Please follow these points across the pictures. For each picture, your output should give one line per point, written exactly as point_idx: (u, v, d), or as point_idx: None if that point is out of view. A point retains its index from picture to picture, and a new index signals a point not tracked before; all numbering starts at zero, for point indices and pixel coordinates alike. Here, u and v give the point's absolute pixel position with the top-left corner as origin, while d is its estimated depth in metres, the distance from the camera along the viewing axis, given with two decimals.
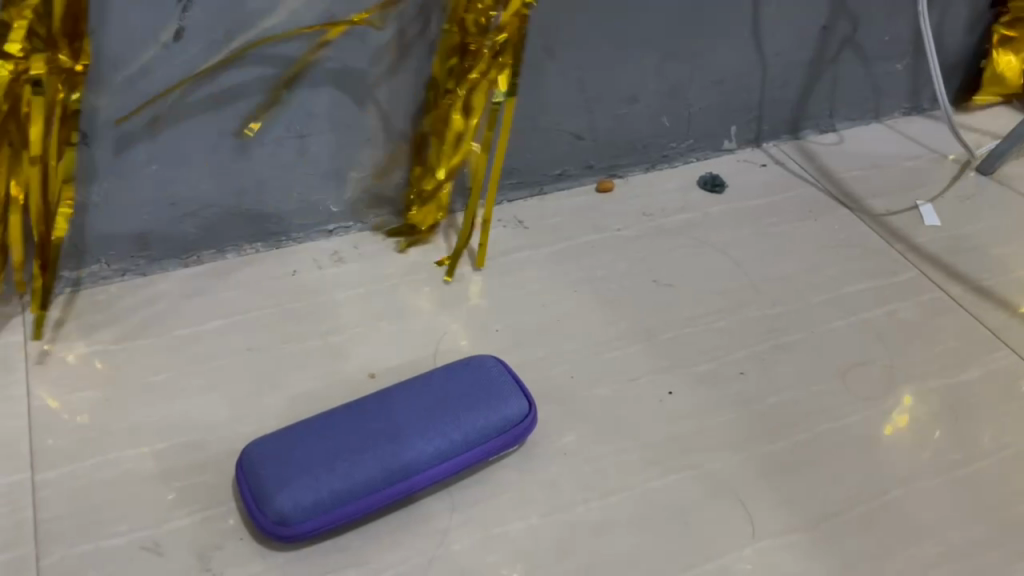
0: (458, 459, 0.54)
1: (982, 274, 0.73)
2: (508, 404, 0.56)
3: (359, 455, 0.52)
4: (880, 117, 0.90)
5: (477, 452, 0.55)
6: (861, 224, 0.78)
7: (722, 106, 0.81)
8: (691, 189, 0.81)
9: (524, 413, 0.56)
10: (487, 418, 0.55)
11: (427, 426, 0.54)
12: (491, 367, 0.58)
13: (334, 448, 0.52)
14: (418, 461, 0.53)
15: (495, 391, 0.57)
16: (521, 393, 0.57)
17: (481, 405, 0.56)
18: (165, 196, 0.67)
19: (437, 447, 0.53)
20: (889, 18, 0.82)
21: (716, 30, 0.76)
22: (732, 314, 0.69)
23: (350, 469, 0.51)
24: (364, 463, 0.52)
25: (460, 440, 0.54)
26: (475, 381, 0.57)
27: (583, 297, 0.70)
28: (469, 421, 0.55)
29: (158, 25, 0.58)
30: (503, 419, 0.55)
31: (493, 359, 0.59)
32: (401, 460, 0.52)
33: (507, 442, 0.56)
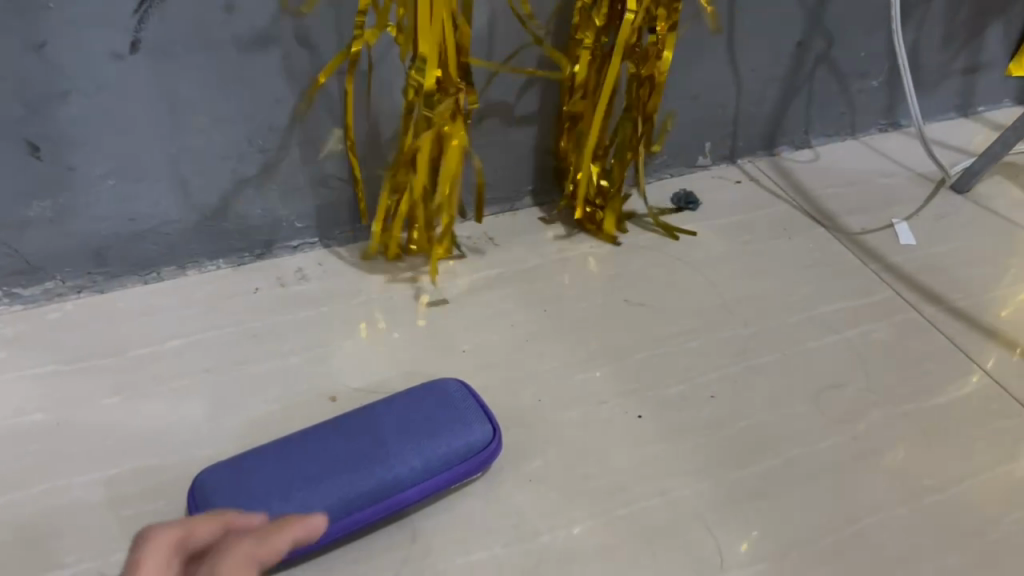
0: (420, 487, 0.52)
1: (956, 295, 0.72)
2: (472, 430, 0.55)
3: (315, 484, 0.50)
4: (856, 133, 0.89)
5: (440, 480, 0.53)
6: (836, 242, 0.77)
7: (696, 122, 0.80)
8: (664, 205, 0.80)
9: (488, 439, 0.55)
10: (450, 444, 0.53)
11: (388, 453, 0.52)
12: (456, 393, 0.57)
13: (291, 477, 0.50)
14: (378, 490, 0.51)
15: (459, 417, 0.55)
16: (486, 418, 0.56)
17: (445, 431, 0.54)
18: (122, 211, 0.65)
19: (398, 475, 0.52)
20: (865, 35, 0.81)
21: (689, 47, 0.75)
22: (704, 335, 0.68)
23: (306, 498, 0.49)
24: (321, 492, 0.50)
25: (422, 467, 0.52)
26: (440, 407, 0.55)
27: (553, 316, 0.69)
28: (432, 448, 0.53)
29: (115, 36, 0.57)
30: (467, 445, 0.54)
31: (458, 384, 0.58)
32: (360, 489, 0.50)
33: (470, 469, 0.54)
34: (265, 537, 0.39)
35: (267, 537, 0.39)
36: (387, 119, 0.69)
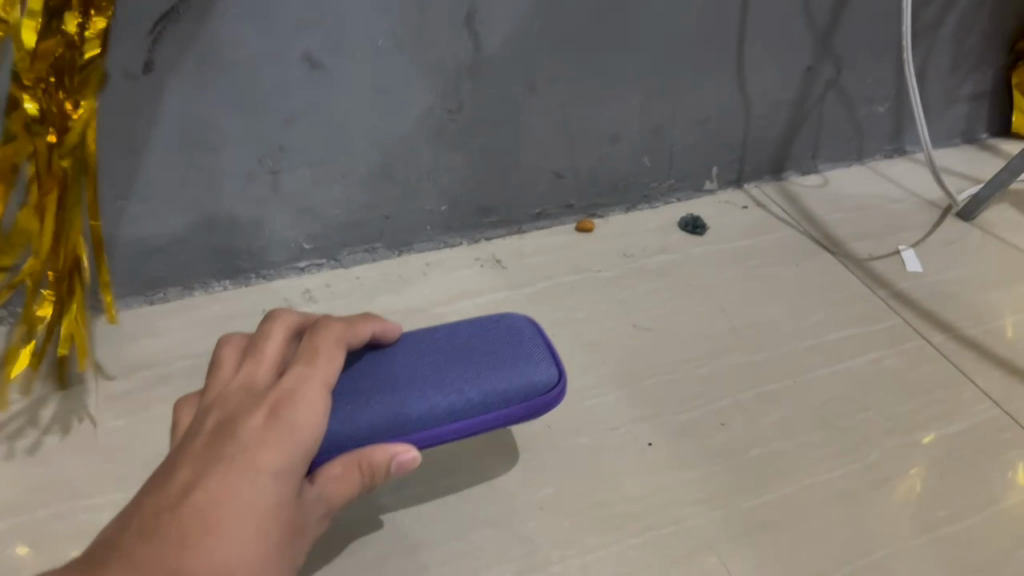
0: (469, 422, 0.46)
1: (965, 323, 0.72)
2: (537, 368, 0.48)
3: (360, 400, 0.45)
4: (863, 158, 0.89)
5: (495, 418, 0.47)
6: (844, 268, 0.77)
7: (704, 147, 0.80)
8: (672, 229, 0.80)
9: (553, 381, 0.48)
10: (512, 380, 0.47)
11: (443, 380, 0.47)
12: (522, 327, 0.51)
13: (338, 390, 0.46)
14: (424, 418, 0.45)
15: (524, 354, 0.49)
16: (550, 358, 0.50)
17: (506, 365, 0.48)
18: (131, 230, 0.64)
19: (450, 403, 0.46)
20: (873, 62, 0.82)
21: (700, 73, 0.75)
22: (712, 362, 0.67)
23: (350, 412, 0.44)
24: (366, 409, 0.45)
25: (478, 399, 0.47)
26: (503, 339, 0.50)
27: (563, 341, 0.68)
28: (492, 381, 0.47)
29: (130, 55, 0.56)
30: (530, 384, 0.48)
31: (525, 320, 0.52)
32: (407, 412, 0.45)
33: (530, 410, 0.48)
34: (351, 324, 0.48)
35: (353, 324, 0.48)
36: (398, 140, 0.68)
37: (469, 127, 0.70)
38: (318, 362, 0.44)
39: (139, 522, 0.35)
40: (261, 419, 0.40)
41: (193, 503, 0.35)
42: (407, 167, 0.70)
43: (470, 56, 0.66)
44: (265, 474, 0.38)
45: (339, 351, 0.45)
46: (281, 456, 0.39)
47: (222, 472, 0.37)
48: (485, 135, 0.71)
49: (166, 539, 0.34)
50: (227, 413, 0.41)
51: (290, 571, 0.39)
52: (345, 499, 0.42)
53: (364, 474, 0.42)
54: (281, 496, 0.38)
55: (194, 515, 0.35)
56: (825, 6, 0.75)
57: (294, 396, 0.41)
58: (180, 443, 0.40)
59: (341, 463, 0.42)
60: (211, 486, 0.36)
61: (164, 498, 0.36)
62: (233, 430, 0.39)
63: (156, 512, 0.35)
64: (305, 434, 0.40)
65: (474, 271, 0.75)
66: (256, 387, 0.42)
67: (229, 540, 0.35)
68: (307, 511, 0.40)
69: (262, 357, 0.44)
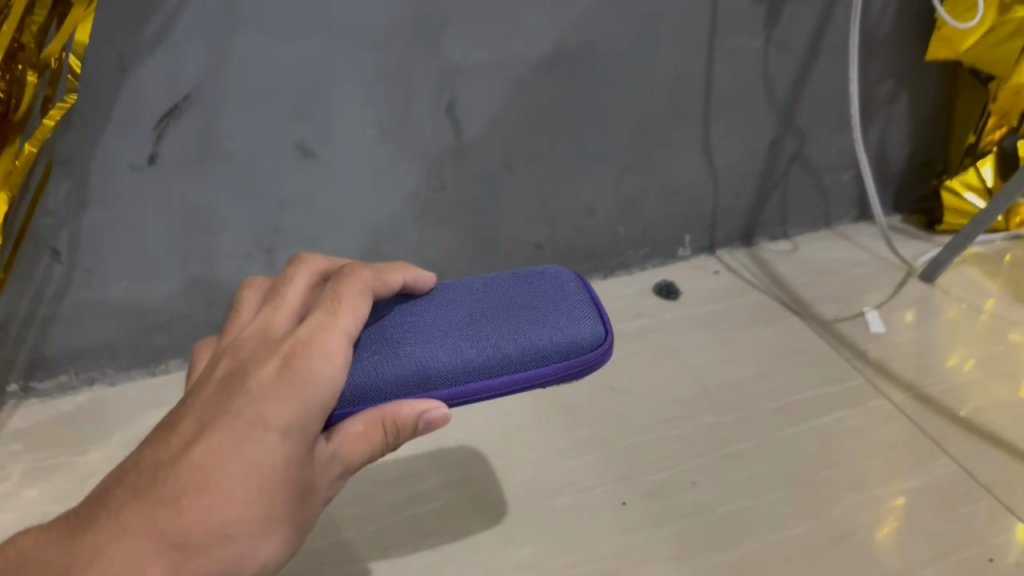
0: (504, 380, 0.44)
1: (926, 382, 0.76)
2: (581, 325, 0.46)
3: (392, 352, 0.45)
4: (829, 223, 0.94)
5: (533, 377, 0.44)
6: (809, 331, 0.81)
7: (676, 216, 0.85)
8: (647, 295, 0.85)
9: (598, 339, 0.45)
10: (552, 336, 0.45)
11: (477, 334, 0.45)
12: (567, 282, 0.49)
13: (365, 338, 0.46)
14: (455, 372, 0.44)
15: (568, 309, 0.47)
16: (597, 315, 0.47)
17: (548, 321, 0.46)
18: (135, 306, 0.69)
19: (483, 357, 0.44)
20: (834, 134, 0.87)
21: (669, 149, 0.80)
22: (684, 423, 0.71)
23: (377, 363, 0.44)
24: (393, 361, 0.44)
25: (514, 353, 0.44)
26: (547, 293, 0.48)
27: (543, 405, 0.72)
28: (529, 337, 0.45)
29: (133, 149, 0.61)
30: (571, 342, 0.45)
31: (572, 275, 0.50)
32: (437, 365, 0.44)
33: (573, 371, 0.45)
34: (382, 271, 0.47)
35: (383, 272, 0.47)
36: (385, 219, 0.73)
37: (452, 204, 0.75)
38: (340, 310, 0.44)
39: (144, 474, 0.39)
40: (271, 372, 0.41)
41: (191, 460, 0.39)
42: (394, 242, 0.75)
43: (451, 140, 0.71)
44: (270, 430, 0.39)
45: (363, 299, 0.45)
46: (289, 411, 0.40)
47: (223, 430, 0.40)
48: (467, 211, 0.76)
49: (161, 498, 0.38)
50: (241, 363, 0.42)
51: (296, 526, 0.41)
52: (367, 454, 0.42)
53: (386, 431, 0.42)
54: (286, 452, 0.40)
55: (192, 474, 0.38)
56: (785, 85, 0.80)
57: (310, 346, 0.42)
58: (197, 388, 0.43)
59: (362, 418, 0.42)
60: (210, 444, 0.39)
61: (169, 451, 0.40)
62: (242, 383, 0.41)
63: (160, 467, 0.39)
64: (316, 389, 0.41)
65: None
66: (276, 335, 0.44)
67: (222, 499, 0.38)
68: (319, 466, 0.42)
69: (286, 300, 0.46)
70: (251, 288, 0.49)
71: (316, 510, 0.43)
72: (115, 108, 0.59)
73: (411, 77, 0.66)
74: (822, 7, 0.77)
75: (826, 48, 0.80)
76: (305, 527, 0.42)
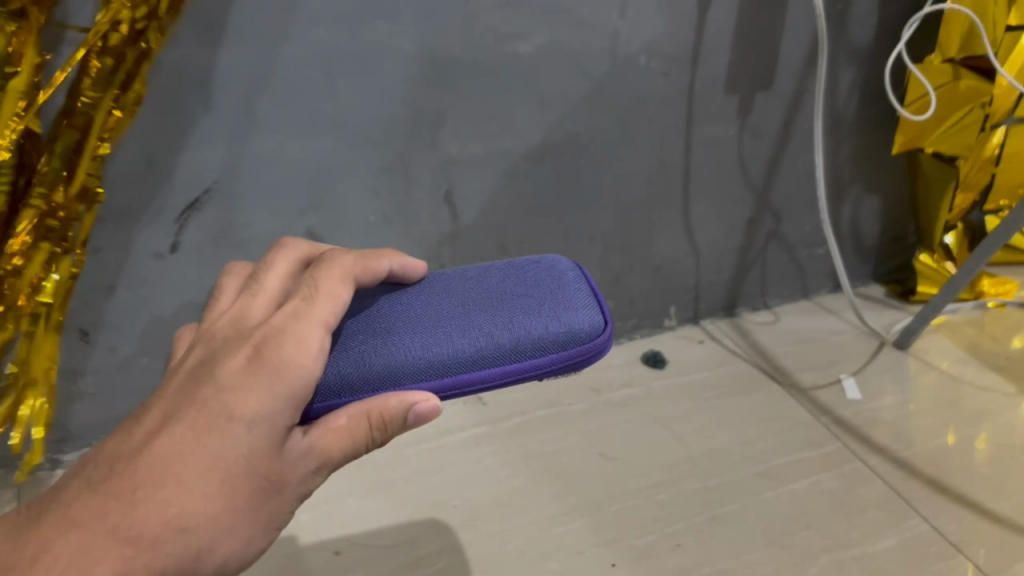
0: (497, 370, 0.43)
1: (901, 447, 0.80)
2: (578, 314, 0.45)
3: (382, 342, 0.44)
4: (808, 294, 1.00)
5: (529, 368, 0.43)
6: (789, 397, 0.86)
7: (661, 290, 0.91)
8: (635, 364, 0.90)
9: (596, 328, 0.44)
10: (547, 327, 0.44)
11: (470, 324, 0.44)
12: (565, 272, 0.48)
13: (352, 329, 0.45)
14: (446, 363, 0.43)
15: (565, 299, 0.46)
16: (595, 305, 0.46)
17: (545, 310, 0.45)
18: (154, 381, 0.74)
19: (475, 347, 0.43)
20: (809, 212, 0.93)
21: (653, 229, 0.86)
22: (670, 488, 0.75)
23: (364, 354, 0.43)
24: (382, 351, 0.43)
25: (507, 343, 0.43)
26: (544, 282, 0.47)
27: (537, 471, 0.77)
28: (525, 326, 0.44)
29: (157, 239, 0.67)
30: (568, 331, 0.44)
31: (569, 265, 0.49)
32: (428, 355, 0.43)
33: (570, 361, 0.44)
34: (365, 258, 0.47)
35: (368, 259, 0.47)
36: None
37: None
38: (318, 297, 0.43)
39: (107, 463, 0.39)
40: (241, 361, 0.41)
41: (152, 452, 0.39)
42: None
43: (449, 225, 0.76)
44: (236, 421, 0.39)
45: (342, 286, 0.44)
46: (257, 401, 0.40)
47: (188, 422, 0.40)
48: None
49: (116, 491, 0.38)
50: (214, 351, 0.43)
51: (261, 516, 0.41)
52: (346, 448, 0.42)
53: (370, 427, 0.41)
54: (251, 444, 0.40)
55: (150, 467, 0.38)
56: (759, 167, 0.87)
57: (282, 336, 0.41)
58: (172, 375, 0.44)
59: (346, 414, 0.41)
60: (173, 436, 0.39)
61: (131, 444, 0.40)
62: (212, 372, 0.41)
63: (119, 458, 0.39)
64: (287, 378, 0.40)
65: (457, 407, 0.84)
66: (250, 324, 0.44)
67: (182, 492, 0.38)
68: (289, 460, 0.41)
69: (263, 289, 0.46)
70: (234, 277, 0.50)
71: (290, 503, 0.42)
72: (143, 203, 0.64)
73: (412, 168, 0.72)
74: (791, 97, 0.83)
75: (797, 133, 0.86)
76: (276, 519, 0.42)
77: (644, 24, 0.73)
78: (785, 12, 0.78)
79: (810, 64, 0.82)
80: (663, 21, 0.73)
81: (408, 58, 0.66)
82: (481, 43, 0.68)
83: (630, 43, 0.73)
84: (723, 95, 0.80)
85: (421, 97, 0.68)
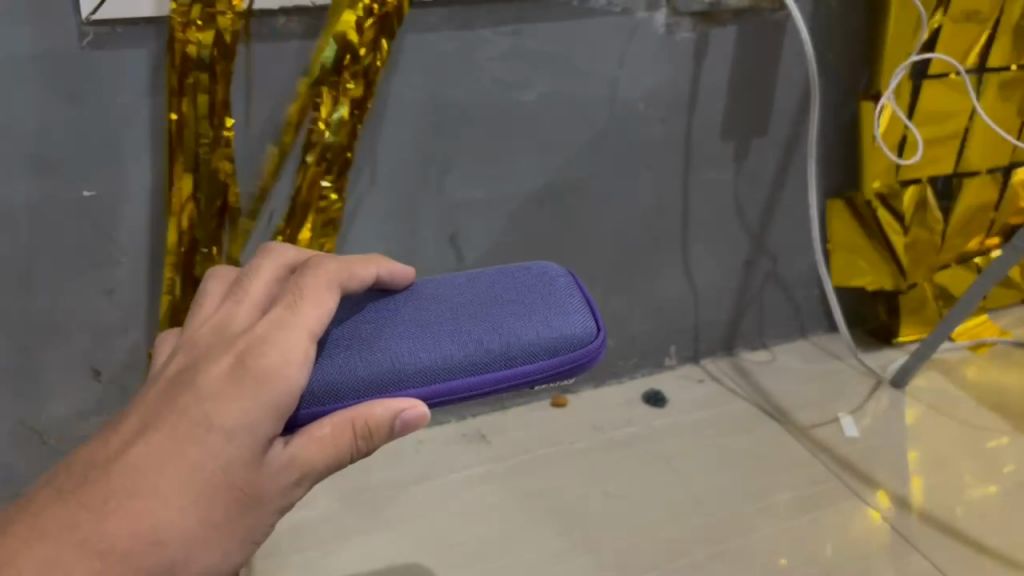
0: (487, 377, 0.44)
1: (899, 485, 0.81)
2: (571, 320, 0.45)
3: (368, 348, 0.44)
4: (805, 334, 1.02)
5: (519, 374, 0.44)
6: (788, 435, 0.87)
7: (662, 329, 0.92)
8: (637, 403, 0.91)
9: (588, 333, 0.45)
10: (539, 333, 0.44)
11: (459, 329, 0.45)
12: (557, 278, 0.48)
13: (337, 337, 0.45)
14: (435, 369, 0.43)
15: (556, 305, 0.46)
16: (587, 312, 0.46)
17: (536, 315, 0.45)
18: None
19: (465, 354, 0.43)
20: (804, 253, 0.95)
21: (652, 271, 0.88)
22: (672, 525, 0.76)
23: (350, 360, 0.43)
24: (369, 358, 0.43)
25: (498, 349, 0.44)
26: (536, 288, 0.47)
27: (539, 509, 0.78)
28: (515, 331, 0.44)
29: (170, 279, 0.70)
30: (560, 336, 0.44)
31: (562, 271, 0.49)
32: (417, 362, 0.43)
33: (561, 367, 0.44)
34: (353, 264, 0.46)
35: (355, 266, 0.46)
36: None
37: None
38: (304, 304, 0.43)
39: (81, 473, 0.39)
40: (223, 370, 0.40)
41: (127, 461, 0.38)
42: None
43: (455, 265, 0.78)
44: (215, 432, 0.39)
45: (329, 293, 0.44)
46: (238, 412, 0.39)
47: (165, 431, 0.39)
48: None
49: (87, 501, 0.37)
50: (195, 358, 0.42)
51: (237, 533, 0.41)
52: (330, 458, 0.41)
53: (354, 437, 0.41)
54: (230, 455, 0.39)
55: (124, 476, 0.38)
56: (755, 210, 0.89)
57: (265, 344, 0.41)
58: (152, 382, 0.43)
59: (330, 422, 0.41)
60: (149, 445, 0.39)
61: (107, 452, 0.39)
62: (193, 380, 0.40)
63: (94, 467, 0.39)
64: (270, 390, 0.40)
65: (462, 446, 0.85)
66: (233, 331, 0.43)
67: (156, 503, 0.38)
68: (269, 473, 0.40)
69: (248, 294, 0.45)
70: (216, 280, 0.49)
71: (270, 516, 0.42)
72: (155, 244, 0.68)
73: (417, 212, 0.74)
74: (785, 142, 0.86)
75: (791, 177, 0.89)
76: (254, 533, 0.41)
77: (641, 72, 0.75)
78: (777, 61, 0.81)
79: (803, 111, 0.85)
80: (660, 70, 0.76)
81: (414, 106, 0.69)
82: (485, 91, 0.70)
83: (629, 91, 0.76)
84: (719, 140, 0.83)
85: (428, 143, 0.71)
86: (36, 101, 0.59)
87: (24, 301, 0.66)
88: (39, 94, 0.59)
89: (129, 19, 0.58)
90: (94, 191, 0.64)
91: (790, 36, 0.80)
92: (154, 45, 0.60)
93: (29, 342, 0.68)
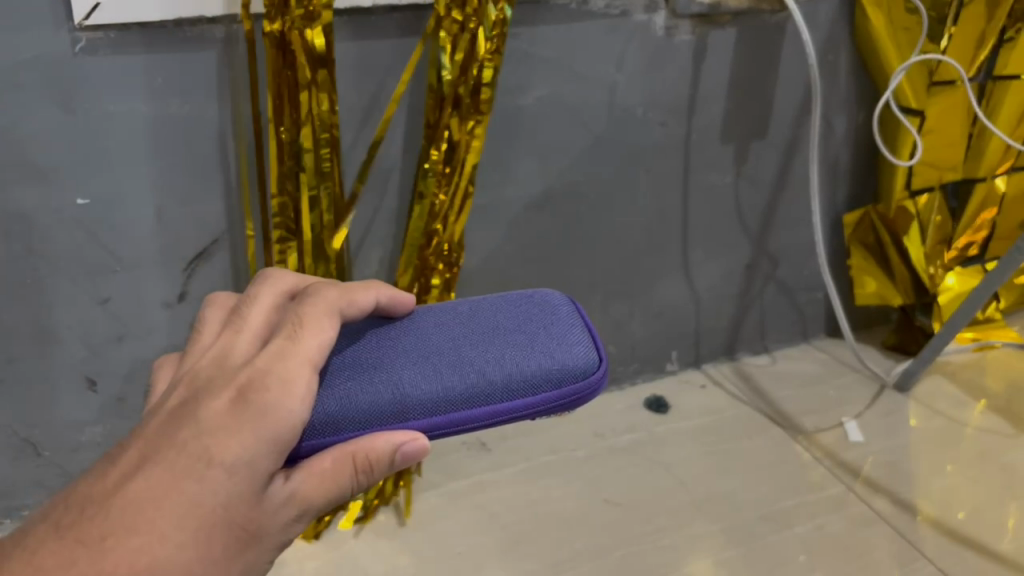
0: (490, 410, 0.43)
1: (906, 492, 0.80)
2: (574, 350, 0.44)
3: (368, 378, 0.43)
4: (807, 339, 1.01)
5: (520, 406, 0.43)
6: (792, 442, 0.86)
7: (663, 334, 0.92)
8: (637, 409, 0.91)
9: (591, 365, 0.44)
10: (541, 364, 0.44)
11: (460, 359, 0.44)
12: (559, 307, 0.47)
13: (336, 364, 0.44)
14: (436, 401, 0.42)
15: (559, 335, 0.45)
16: (590, 341, 0.46)
17: (538, 346, 0.44)
18: None
19: (466, 385, 0.43)
20: (806, 257, 0.94)
21: (653, 276, 0.87)
22: (675, 533, 0.75)
23: (350, 391, 0.43)
24: (369, 388, 0.43)
25: (499, 381, 0.43)
26: (537, 317, 0.46)
27: (541, 517, 0.76)
28: (517, 363, 0.43)
29: (166, 288, 0.69)
30: (563, 368, 0.44)
31: (565, 298, 0.48)
32: (418, 394, 0.42)
33: (564, 399, 0.44)
34: (352, 291, 0.45)
35: (355, 293, 0.45)
36: None
37: None
38: (304, 335, 0.42)
39: (76, 508, 0.37)
40: (225, 403, 0.39)
41: (127, 496, 0.37)
42: None
43: None
44: (216, 467, 0.38)
45: (331, 323, 0.43)
46: (240, 448, 0.38)
47: (164, 466, 0.38)
48: None
49: (85, 538, 0.36)
50: (195, 391, 0.41)
51: (236, 572, 0.39)
52: (330, 492, 0.41)
53: (358, 469, 0.41)
54: (230, 491, 0.38)
55: (124, 512, 0.36)
56: (755, 214, 0.88)
57: (268, 378, 0.40)
58: (150, 415, 0.41)
59: (331, 455, 0.41)
60: (149, 479, 0.37)
61: (105, 486, 0.37)
62: (192, 415, 0.39)
63: (91, 502, 0.37)
64: (272, 423, 0.39)
65: (462, 453, 0.84)
66: (234, 363, 0.42)
67: (154, 540, 0.36)
68: (270, 509, 0.40)
69: (248, 324, 0.44)
70: (216, 306, 0.48)
71: (270, 552, 0.41)
72: (151, 255, 0.67)
73: None
74: (785, 145, 0.85)
75: (792, 180, 0.88)
76: (253, 571, 0.40)
77: (640, 77, 0.75)
78: (777, 64, 0.80)
79: (802, 114, 0.84)
80: (659, 74, 0.75)
81: (413, 112, 0.68)
82: None
83: (628, 95, 0.75)
84: (719, 144, 0.82)
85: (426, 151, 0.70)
86: (30, 109, 0.58)
87: (20, 312, 0.65)
88: (32, 102, 0.58)
89: (124, 24, 0.57)
90: (88, 200, 0.63)
91: (790, 39, 0.79)
92: (147, 52, 0.59)
93: (23, 353, 0.67)
